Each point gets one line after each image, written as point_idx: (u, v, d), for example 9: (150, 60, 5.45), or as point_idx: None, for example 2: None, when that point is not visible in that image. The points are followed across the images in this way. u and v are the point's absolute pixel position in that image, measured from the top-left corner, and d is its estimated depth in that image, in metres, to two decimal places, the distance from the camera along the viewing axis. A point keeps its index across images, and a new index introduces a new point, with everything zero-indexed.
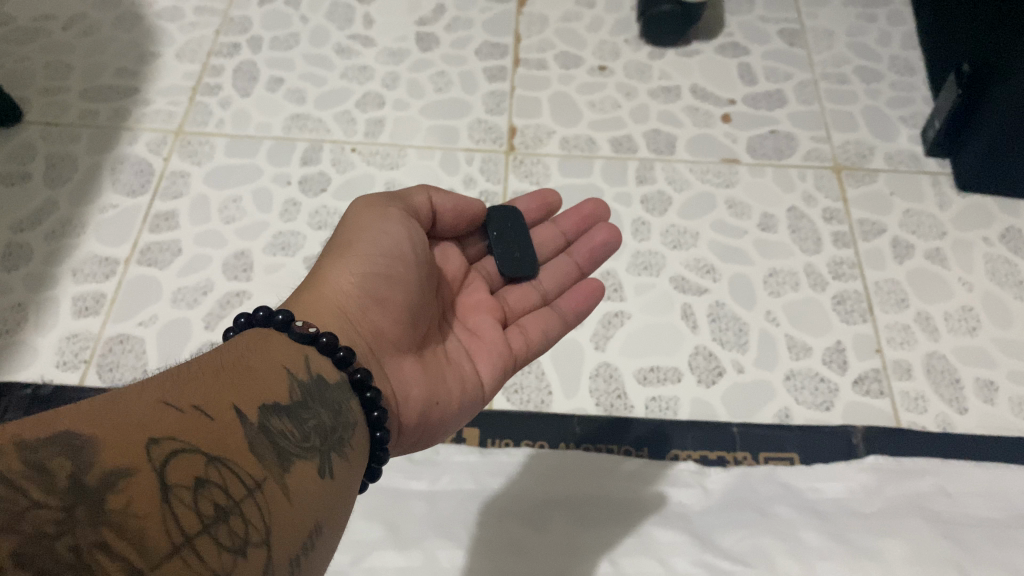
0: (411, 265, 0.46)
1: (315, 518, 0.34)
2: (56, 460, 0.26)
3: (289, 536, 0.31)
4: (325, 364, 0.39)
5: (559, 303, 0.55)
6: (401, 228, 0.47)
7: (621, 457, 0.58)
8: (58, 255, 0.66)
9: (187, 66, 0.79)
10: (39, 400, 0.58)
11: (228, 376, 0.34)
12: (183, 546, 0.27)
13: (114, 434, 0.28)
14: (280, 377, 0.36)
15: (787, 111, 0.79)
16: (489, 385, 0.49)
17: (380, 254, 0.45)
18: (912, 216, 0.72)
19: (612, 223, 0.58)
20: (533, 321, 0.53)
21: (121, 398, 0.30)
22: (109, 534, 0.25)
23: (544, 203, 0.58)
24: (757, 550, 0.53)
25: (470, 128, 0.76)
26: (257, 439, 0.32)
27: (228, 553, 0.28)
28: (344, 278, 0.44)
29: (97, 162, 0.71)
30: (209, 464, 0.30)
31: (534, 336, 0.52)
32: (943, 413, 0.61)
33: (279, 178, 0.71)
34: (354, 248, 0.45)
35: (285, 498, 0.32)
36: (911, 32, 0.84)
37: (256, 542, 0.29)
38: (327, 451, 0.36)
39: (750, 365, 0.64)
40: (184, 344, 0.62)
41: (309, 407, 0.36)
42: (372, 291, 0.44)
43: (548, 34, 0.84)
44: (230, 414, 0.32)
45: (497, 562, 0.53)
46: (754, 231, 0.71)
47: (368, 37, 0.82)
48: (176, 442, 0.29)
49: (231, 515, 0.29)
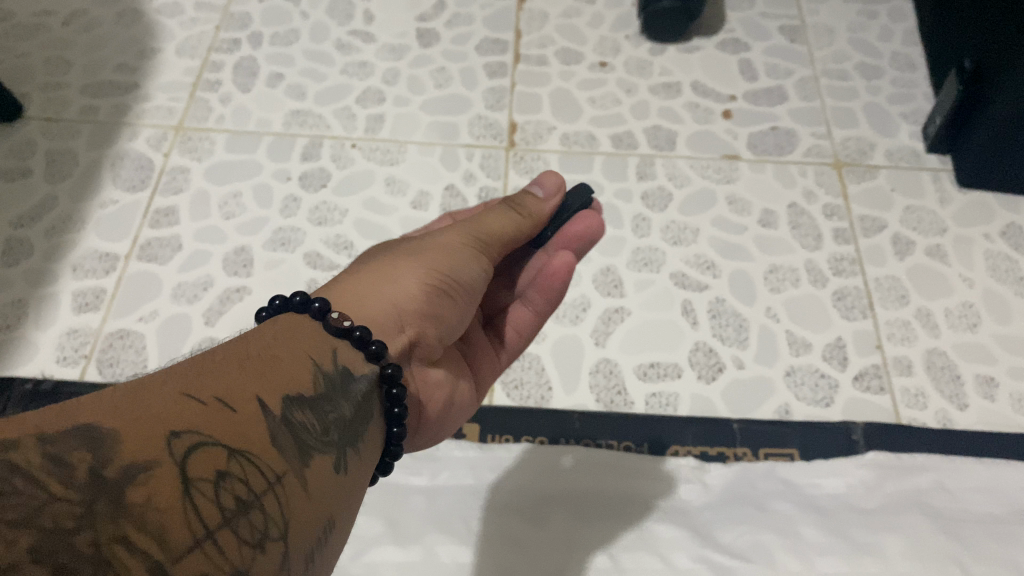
0: (471, 295, 0.47)
1: (330, 512, 0.34)
2: (76, 453, 0.26)
3: (305, 530, 0.32)
4: (354, 357, 0.39)
5: (531, 296, 0.53)
6: (482, 265, 0.47)
7: (624, 452, 0.59)
8: (58, 250, 0.66)
9: (187, 61, 0.79)
10: (39, 394, 0.58)
11: (252, 364, 0.34)
12: (204, 540, 0.27)
13: (136, 426, 0.28)
14: (304, 368, 0.36)
15: (788, 107, 0.79)
16: (483, 386, 0.53)
17: (453, 280, 0.45)
18: (913, 212, 0.72)
19: (589, 208, 0.51)
20: (511, 322, 0.54)
21: (143, 387, 0.30)
22: (129, 528, 0.25)
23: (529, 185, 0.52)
24: (757, 545, 0.53)
25: (471, 124, 0.76)
26: (279, 431, 0.32)
27: (248, 547, 0.28)
28: (410, 288, 0.44)
29: (98, 157, 0.72)
30: (231, 457, 0.29)
31: (509, 335, 0.54)
32: (943, 409, 0.61)
33: (279, 174, 0.71)
34: (430, 265, 0.45)
35: (303, 491, 0.32)
36: (912, 28, 0.84)
37: (274, 536, 0.30)
38: (345, 446, 0.36)
39: (750, 361, 0.64)
40: (184, 340, 0.62)
41: (331, 400, 0.36)
42: (428, 307, 0.44)
43: (549, 30, 0.84)
44: (254, 405, 0.32)
45: (498, 559, 0.53)
46: (755, 228, 0.71)
47: (368, 33, 0.82)
48: (198, 435, 0.29)
49: (252, 508, 0.29)
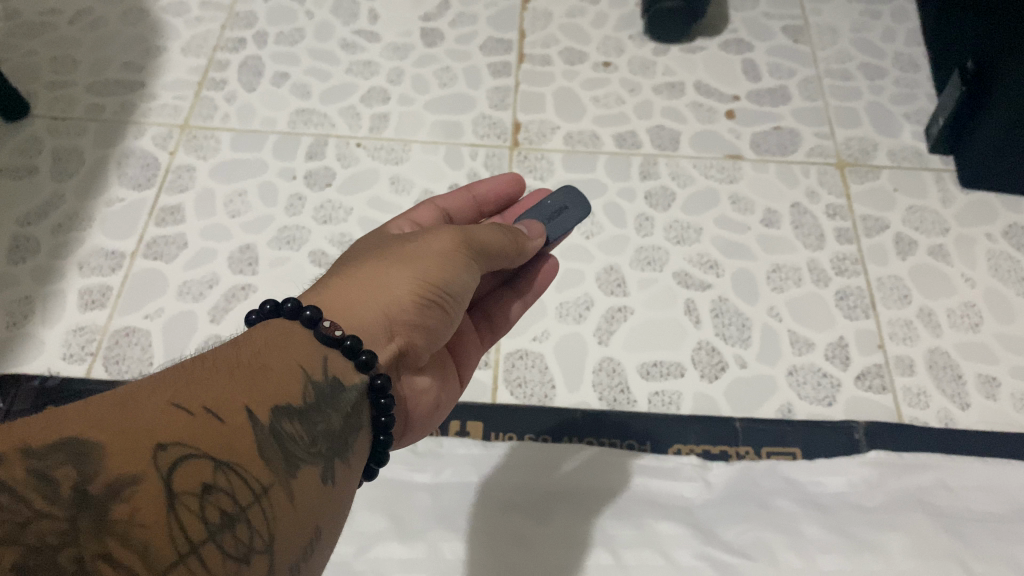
0: (460, 305, 0.47)
1: (317, 523, 0.34)
2: (61, 468, 0.26)
3: (291, 542, 0.32)
4: (345, 366, 0.39)
5: (519, 285, 0.56)
6: (471, 275, 0.46)
7: (628, 452, 0.58)
8: (65, 248, 0.66)
9: (193, 60, 0.79)
10: (45, 391, 0.59)
11: (242, 373, 0.34)
12: (188, 554, 0.27)
13: (122, 439, 0.28)
14: (294, 377, 0.36)
15: (791, 107, 0.79)
16: (467, 377, 0.55)
17: (442, 291, 0.45)
18: (916, 212, 0.72)
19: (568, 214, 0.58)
20: (499, 311, 0.55)
21: (132, 397, 0.30)
22: (112, 544, 0.26)
23: (502, 191, 0.58)
24: (758, 543, 0.53)
25: (475, 123, 0.76)
26: (266, 443, 0.32)
27: (232, 560, 0.29)
28: (400, 298, 0.43)
29: (104, 155, 0.72)
30: (218, 470, 0.30)
31: (498, 323, 0.56)
32: (945, 408, 0.62)
33: (285, 173, 0.72)
34: (421, 275, 0.44)
35: (290, 503, 0.32)
36: (915, 29, 0.84)
37: (260, 548, 0.30)
38: (333, 457, 0.36)
39: (753, 360, 0.64)
40: (189, 337, 0.62)
41: (320, 410, 0.36)
42: (417, 317, 0.44)
43: (553, 30, 0.84)
44: (242, 415, 0.32)
45: (499, 555, 0.54)
46: (758, 227, 0.71)
47: (373, 33, 0.83)
48: (184, 447, 0.29)
49: (237, 521, 0.30)
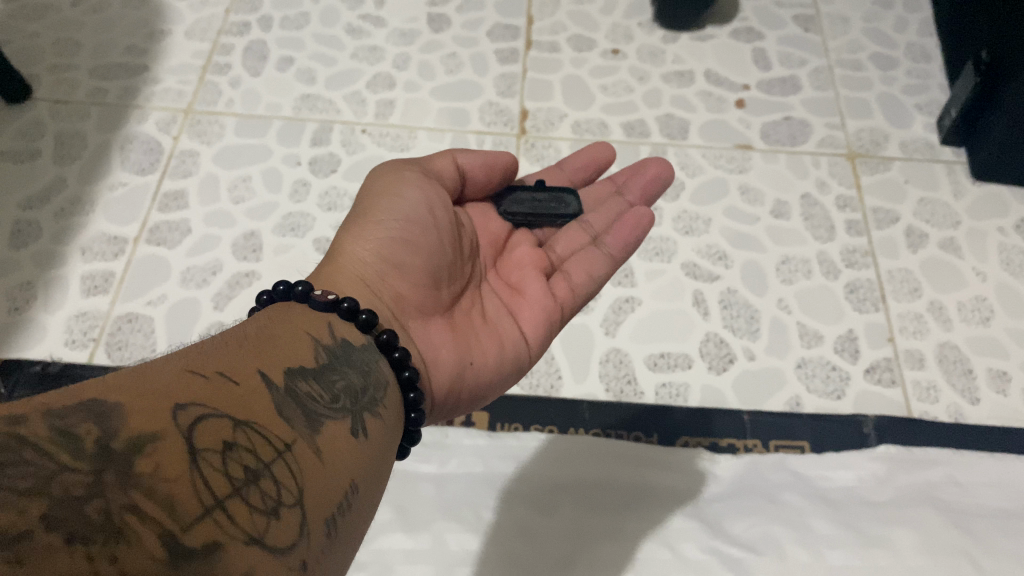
0: (428, 229, 0.45)
1: (349, 478, 0.33)
2: (82, 426, 0.25)
3: (321, 496, 0.31)
4: (349, 330, 0.38)
5: (606, 241, 0.52)
6: (417, 193, 0.45)
7: (671, 449, 0.58)
8: (68, 232, 0.66)
9: (197, 44, 0.78)
10: (48, 376, 0.58)
11: (252, 344, 0.34)
12: (214, 508, 0.26)
13: (140, 400, 0.27)
14: (304, 343, 0.36)
15: (801, 97, 0.78)
16: (535, 344, 0.48)
17: (396, 222, 0.44)
18: (927, 205, 0.71)
19: (663, 157, 0.57)
20: (578, 265, 0.51)
21: (146, 368, 0.30)
22: (139, 497, 0.24)
23: (595, 160, 0.58)
24: (767, 538, 0.53)
25: (481, 111, 0.75)
26: (284, 401, 0.32)
27: (261, 515, 0.27)
28: (362, 251, 0.43)
29: (108, 139, 0.71)
30: (237, 428, 0.29)
31: (577, 277, 0.51)
32: (956, 402, 0.61)
33: (290, 159, 0.71)
34: (369, 222, 0.44)
35: (317, 459, 0.31)
36: (928, 19, 0.83)
37: (289, 503, 0.29)
38: (358, 412, 0.35)
39: (761, 353, 0.63)
40: (192, 324, 0.61)
41: (337, 370, 0.36)
42: (391, 257, 0.43)
43: (561, 17, 0.83)
44: (256, 377, 0.32)
45: (509, 548, 0.53)
46: (768, 218, 0.70)
47: (379, 18, 0.82)
48: (201, 407, 0.28)
49: (263, 476, 0.28)
